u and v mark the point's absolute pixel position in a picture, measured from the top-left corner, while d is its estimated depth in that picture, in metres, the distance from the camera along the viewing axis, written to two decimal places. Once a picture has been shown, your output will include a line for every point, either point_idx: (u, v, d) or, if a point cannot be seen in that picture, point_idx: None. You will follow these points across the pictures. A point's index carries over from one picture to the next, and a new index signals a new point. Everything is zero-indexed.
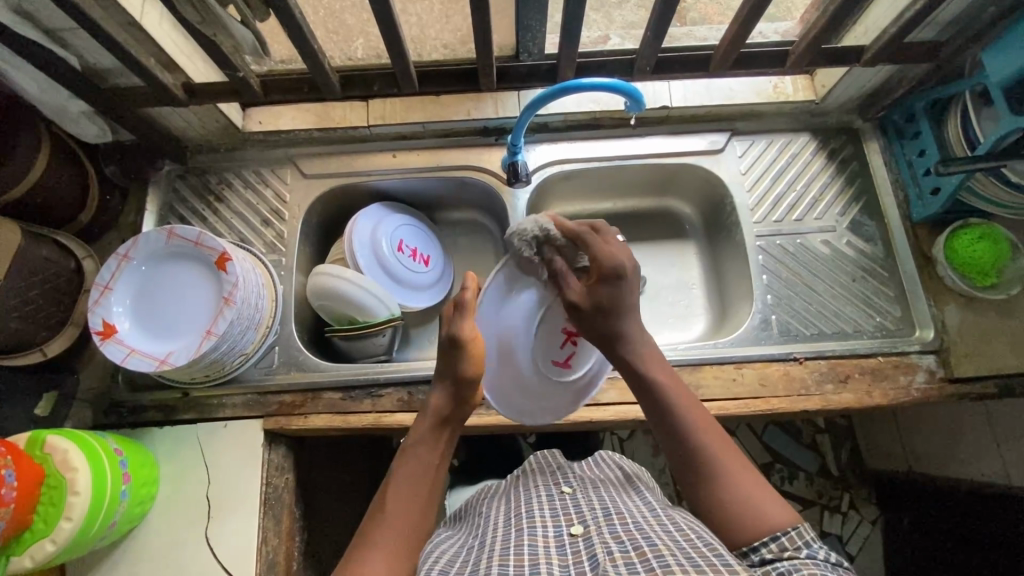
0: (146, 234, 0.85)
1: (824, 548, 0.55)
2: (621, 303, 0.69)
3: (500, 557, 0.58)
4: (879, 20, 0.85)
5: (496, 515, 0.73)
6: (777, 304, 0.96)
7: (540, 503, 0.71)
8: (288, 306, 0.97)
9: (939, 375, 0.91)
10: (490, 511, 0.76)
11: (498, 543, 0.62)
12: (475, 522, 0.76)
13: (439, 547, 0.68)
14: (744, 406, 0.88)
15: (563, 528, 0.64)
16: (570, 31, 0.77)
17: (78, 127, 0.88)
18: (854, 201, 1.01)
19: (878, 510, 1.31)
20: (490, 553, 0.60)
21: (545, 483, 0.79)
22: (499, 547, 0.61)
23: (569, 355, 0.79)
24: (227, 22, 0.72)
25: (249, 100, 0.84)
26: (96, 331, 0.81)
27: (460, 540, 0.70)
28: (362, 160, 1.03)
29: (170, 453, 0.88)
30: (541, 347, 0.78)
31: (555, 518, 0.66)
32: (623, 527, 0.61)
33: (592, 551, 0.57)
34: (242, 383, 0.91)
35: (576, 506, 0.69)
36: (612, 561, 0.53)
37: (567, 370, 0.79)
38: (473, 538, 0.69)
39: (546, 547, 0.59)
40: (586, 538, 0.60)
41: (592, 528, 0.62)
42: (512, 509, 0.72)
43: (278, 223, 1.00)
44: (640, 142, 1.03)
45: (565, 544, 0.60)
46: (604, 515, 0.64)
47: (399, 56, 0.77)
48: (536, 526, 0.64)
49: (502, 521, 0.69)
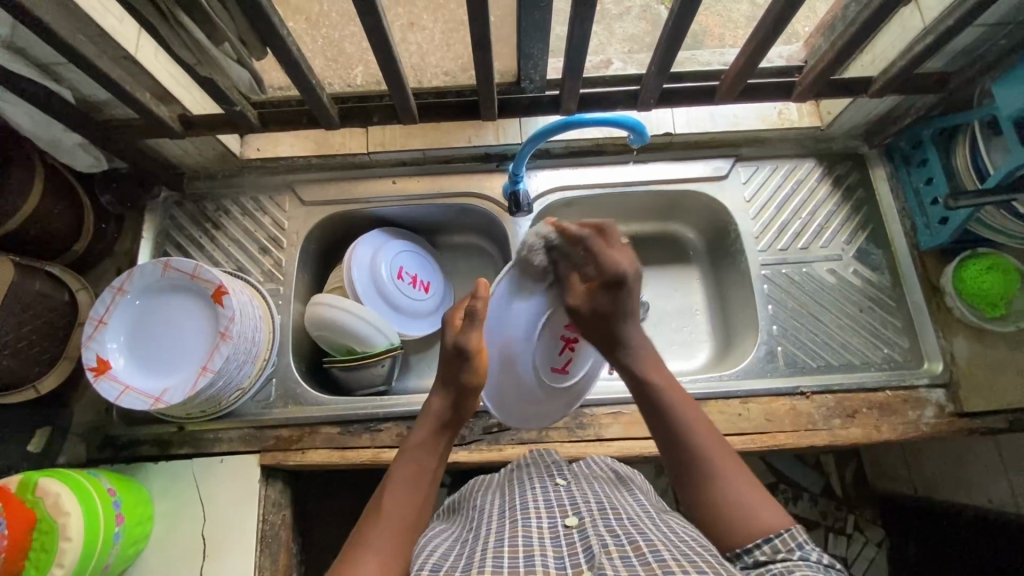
0: (142, 266, 0.84)
1: (818, 551, 0.54)
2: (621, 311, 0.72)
3: (496, 549, 0.54)
4: (886, 50, 0.83)
5: (490, 504, 0.68)
6: (782, 335, 0.94)
7: (533, 493, 0.67)
8: (285, 337, 0.95)
9: (949, 410, 0.89)
10: (484, 499, 0.71)
11: (490, 533, 0.59)
12: (468, 512, 0.71)
13: (433, 537, 0.64)
14: (749, 441, 0.87)
15: (557, 518, 0.60)
16: (573, 66, 0.76)
17: (72, 158, 0.86)
18: (861, 228, 0.99)
19: (885, 533, 1.28)
20: (482, 544, 0.56)
21: (539, 473, 0.74)
22: (492, 538, 0.57)
23: (565, 362, 0.81)
24: (222, 60, 0.71)
25: (246, 131, 0.82)
26: (90, 367, 0.79)
27: (454, 532, 0.66)
28: (361, 187, 1.02)
29: (165, 489, 0.86)
30: (544, 355, 0.79)
31: (550, 509, 0.62)
32: (617, 521, 0.58)
33: (586, 544, 0.54)
34: (239, 417, 0.90)
35: (570, 497, 0.65)
36: (606, 554, 0.52)
37: (561, 376, 0.82)
38: (467, 529, 0.64)
39: (539, 539, 0.56)
40: (580, 530, 0.57)
41: (587, 520, 0.58)
42: (506, 500, 0.67)
43: (277, 251, 0.99)
44: (644, 168, 1.02)
45: (560, 535, 0.57)
46: (598, 508, 0.61)
47: (399, 91, 0.76)
48: (529, 516, 0.60)
49: (497, 510, 0.65)
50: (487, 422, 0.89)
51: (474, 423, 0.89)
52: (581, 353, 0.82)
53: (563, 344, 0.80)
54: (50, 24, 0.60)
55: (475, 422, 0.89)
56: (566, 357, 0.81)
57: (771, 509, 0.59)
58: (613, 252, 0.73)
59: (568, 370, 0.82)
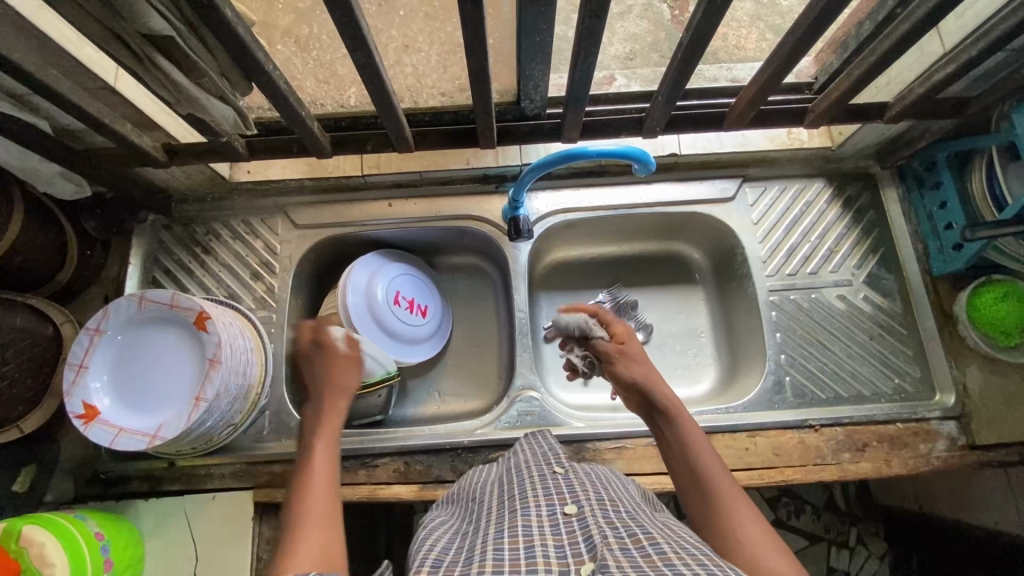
0: (115, 303, 0.80)
1: None
2: (642, 363, 0.75)
3: (494, 541, 0.50)
4: (905, 75, 0.80)
5: (491, 493, 0.63)
6: (791, 364, 0.92)
7: (532, 481, 0.61)
8: (278, 368, 0.92)
9: (961, 443, 0.87)
10: (485, 491, 0.66)
11: (492, 528, 0.53)
12: (468, 503, 0.67)
13: (433, 532, 0.59)
14: (757, 477, 0.84)
15: (555, 506, 0.55)
16: (576, 95, 0.73)
17: (52, 186, 0.82)
18: (871, 252, 0.96)
19: (887, 546, 1.23)
20: (483, 539, 0.52)
21: (537, 460, 0.68)
22: (490, 531, 0.53)
23: (424, 313, 1.02)
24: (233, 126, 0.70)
25: (234, 160, 0.79)
26: (77, 415, 0.76)
27: (455, 526, 0.61)
28: (356, 210, 0.99)
29: (156, 527, 0.84)
30: (399, 324, 0.98)
31: (549, 497, 0.57)
32: (616, 513, 0.53)
33: (587, 532, 0.49)
34: (232, 453, 0.87)
35: (569, 484, 0.59)
36: (607, 545, 0.47)
37: (429, 323, 1.02)
38: (467, 522, 0.60)
39: (540, 527, 0.51)
40: (580, 518, 0.52)
41: (587, 508, 0.53)
42: (505, 490, 0.62)
43: (269, 276, 0.96)
44: (648, 190, 0.99)
45: (559, 524, 0.52)
46: (597, 498, 0.56)
47: (392, 120, 0.72)
48: (528, 506, 0.55)
49: (497, 503, 0.60)
50: (487, 457, 0.87)
51: (474, 458, 0.87)
52: (427, 301, 1.03)
53: (406, 309, 0.99)
54: (25, 64, 0.57)
55: (474, 458, 0.87)
56: (421, 312, 1.01)
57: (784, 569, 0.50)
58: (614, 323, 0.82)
59: (426, 314, 1.02)
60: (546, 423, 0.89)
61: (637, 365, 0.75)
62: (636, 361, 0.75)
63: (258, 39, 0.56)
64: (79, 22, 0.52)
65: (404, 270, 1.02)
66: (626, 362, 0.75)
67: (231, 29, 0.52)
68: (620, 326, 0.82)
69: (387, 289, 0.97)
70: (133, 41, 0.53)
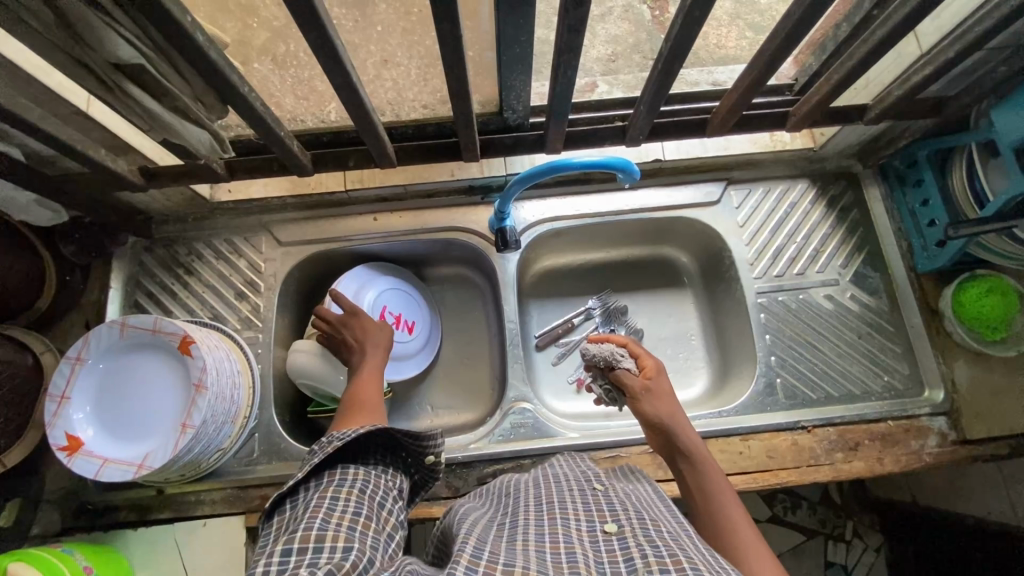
0: (96, 330, 0.78)
1: None
2: (671, 400, 0.72)
3: (534, 542, 0.51)
4: (884, 76, 0.81)
5: (527, 492, 0.63)
6: (781, 366, 0.92)
7: (571, 496, 0.60)
8: (266, 389, 0.91)
9: (951, 438, 0.87)
10: (522, 488, 0.65)
11: (526, 530, 0.53)
12: (501, 495, 0.66)
13: (470, 511, 0.61)
14: (751, 480, 0.85)
15: (595, 523, 0.54)
16: (559, 107, 0.72)
17: (28, 214, 0.81)
18: (856, 251, 0.97)
19: (882, 538, 1.24)
20: (523, 534, 0.52)
21: (576, 475, 0.66)
22: (530, 526, 0.54)
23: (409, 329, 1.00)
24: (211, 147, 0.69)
25: (213, 181, 0.77)
26: (60, 447, 0.74)
27: (489, 512, 0.61)
28: (340, 225, 0.97)
29: (145, 557, 0.82)
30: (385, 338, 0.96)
31: (589, 513, 0.56)
32: (658, 532, 0.51)
33: (627, 554, 0.48)
34: (222, 478, 0.86)
35: (610, 503, 0.58)
36: (645, 567, 0.45)
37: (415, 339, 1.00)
38: (503, 510, 0.61)
39: (580, 539, 0.51)
40: (620, 538, 0.51)
41: (628, 528, 0.52)
42: (542, 495, 0.61)
43: (254, 295, 0.94)
44: (634, 196, 0.99)
45: (598, 540, 0.51)
46: (638, 517, 0.54)
47: (372, 137, 0.71)
48: (569, 518, 0.55)
49: (534, 504, 0.59)
50: (482, 472, 0.86)
51: (469, 474, 0.86)
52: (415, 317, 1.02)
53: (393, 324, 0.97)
54: None
55: (468, 473, 0.86)
56: (407, 328, 0.99)
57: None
58: (640, 355, 0.77)
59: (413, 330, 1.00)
60: (539, 434, 0.89)
61: (662, 404, 0.71)
62: (664, 397, 0.72)
63: (231, 61, 0.55)
64: (45, 52, 0.51)
65: (394, 285, 1.01)
66: (653, 400, 0.72)
67: (202, 53, 0.50)
68: (648, 359, 0.77)
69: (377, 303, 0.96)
70: (102, 70, 0.52)
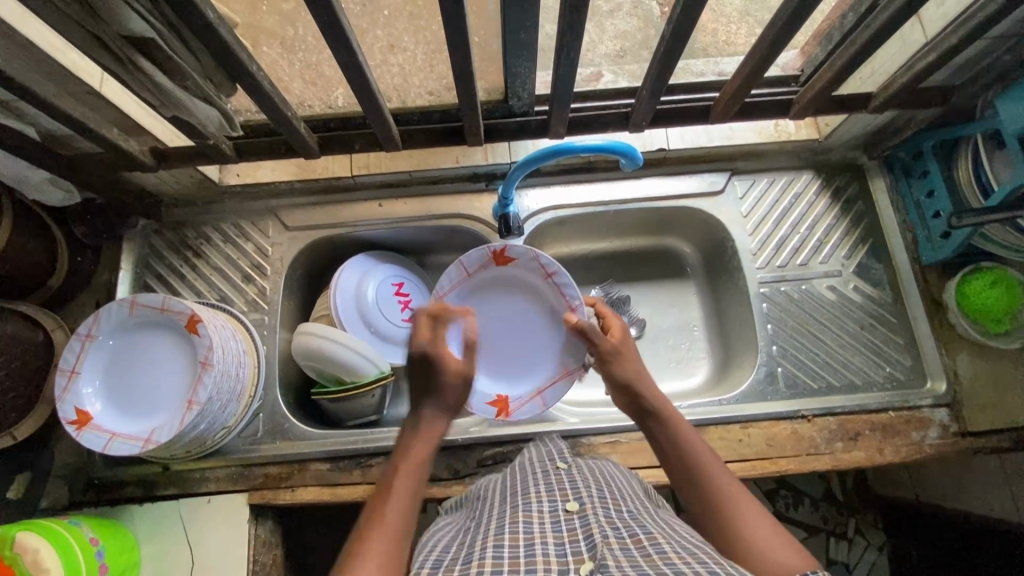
0: (106, 308, 0.80)
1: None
2: (637, 362, 0.76)
3: (495, 537, 0.50)
4: (889, 64, 0.81)
5: (493, 491, 0.64)
6: (782, 356, 0.92)
7: (534, 479, 0.62)
8: (271, 370, 0.92)
9: (953, 429, 0.87)
10: (489, 489, 0.66)
11: (492, 524, 0.54)
12: (473, 502, 0.67)
13: (438, 533, 0.60)
14: (750, 468, 0.85)
15: (557, 503, 0.55)
16: (563, 92, 0.73)
17: (41, 192, 0.82)
18: (860, 243, 0.97)
19: (886, 536, 1.22)
20: (484, 534, 0.52)
21: (540, 457, 0.69)
22: (493, 526, 0.53)
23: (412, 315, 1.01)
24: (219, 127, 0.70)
25: (221, 162, 0.79)
26: (69, 421, 0.76)
27: (458, 524, 0.61)
28: (346, 211, 0.99)
29: (151, 531, 0.84)
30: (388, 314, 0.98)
31: (551, 493, 0.57)
32: (618, 512, 0.53)
33: (588, 531, 0.49)
34: (227, 456, 0.87)
35: (572, 481, 0.59)
36: (607, 544, 0.47)
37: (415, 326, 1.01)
38: (470, 518, 0.61)
39: (541, 525, 0.51)
40: (581, 516, 0.52)
41: (589, 506, 0.53)
42: (508, 487, 0.62)
43: (261, 278, 0.96)
44: (637, 185, 0.99)
45: (560, 521, 0.52)
46: (599, 495, 0.56)
47: (379, 119, 0.72)
48: (531, 502, 0.56)
49: (499, 501, 0.60)
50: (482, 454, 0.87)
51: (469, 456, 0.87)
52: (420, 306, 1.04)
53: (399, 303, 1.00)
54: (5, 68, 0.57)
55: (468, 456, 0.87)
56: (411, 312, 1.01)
57: (795, 553, 0.51)
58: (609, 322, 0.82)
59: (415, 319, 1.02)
60: (539, 419, 0.90)
61: (629, 365, 0.75)
62: (627, 358, 0.76)
63: (241, 40, 0.56)
64: (59, 26, 0.52)
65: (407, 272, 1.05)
66: (621, 360, 0.75)
67: (212, 31, 0.52)
68: (615, 323, 0.82)
69: (389, 280, 1.00)
70: (114, 44, 0.53)
